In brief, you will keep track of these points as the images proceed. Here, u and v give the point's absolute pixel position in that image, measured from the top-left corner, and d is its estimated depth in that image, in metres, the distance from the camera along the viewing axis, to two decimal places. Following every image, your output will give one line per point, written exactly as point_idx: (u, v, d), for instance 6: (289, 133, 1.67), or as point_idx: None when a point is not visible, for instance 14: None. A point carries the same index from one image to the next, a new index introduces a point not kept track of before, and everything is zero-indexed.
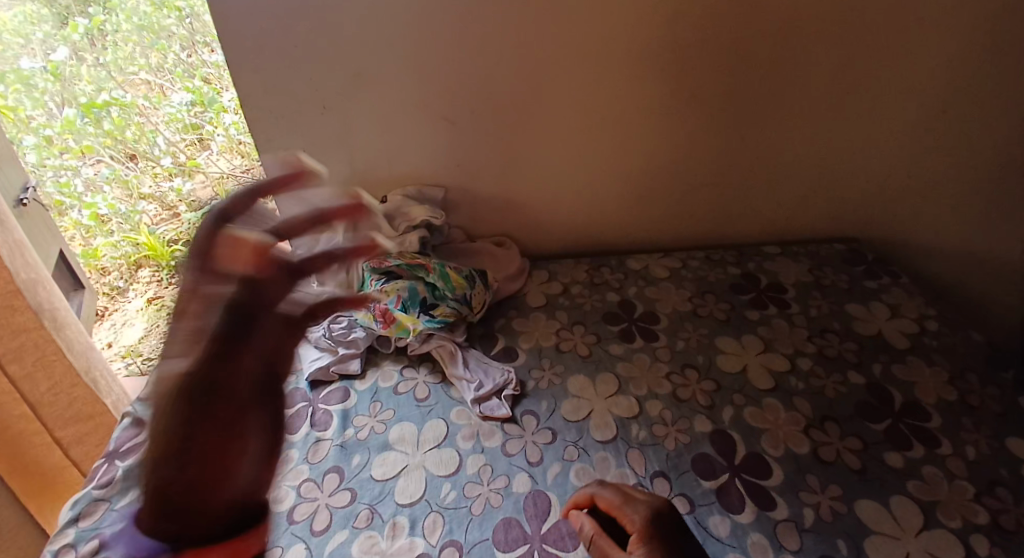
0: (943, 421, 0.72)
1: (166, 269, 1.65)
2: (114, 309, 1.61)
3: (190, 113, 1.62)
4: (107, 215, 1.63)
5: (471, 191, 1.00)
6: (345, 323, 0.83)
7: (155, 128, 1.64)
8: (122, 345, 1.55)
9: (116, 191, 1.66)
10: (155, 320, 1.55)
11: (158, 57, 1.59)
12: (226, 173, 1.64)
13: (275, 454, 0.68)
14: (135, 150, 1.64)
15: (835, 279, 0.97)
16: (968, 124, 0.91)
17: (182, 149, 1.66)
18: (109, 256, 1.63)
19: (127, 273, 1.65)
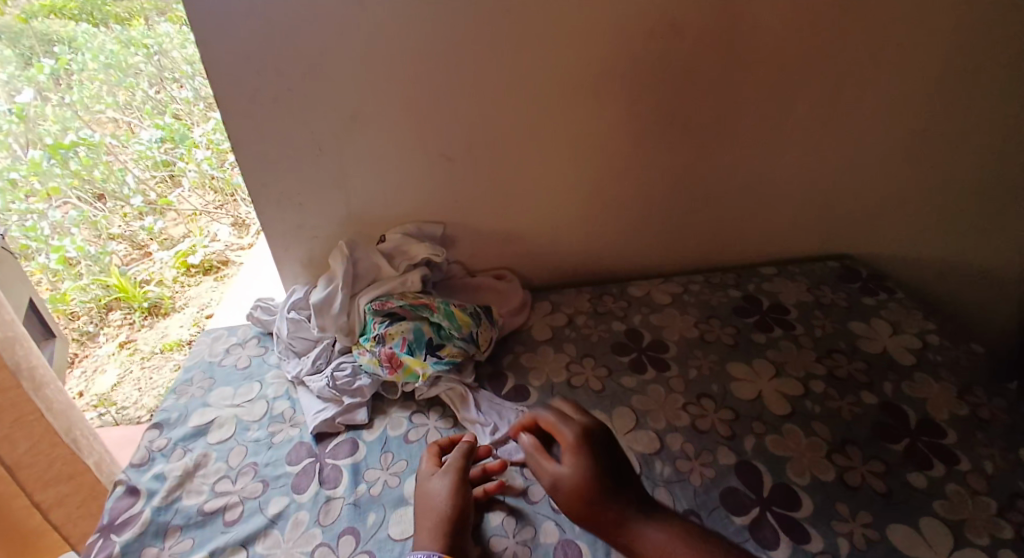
0: (958, 437, 0.72)
1: (139, 311, 1.56)
2: (84, 356, 1.49)
3: (161, 149, 1.69)
4: (77, 259, 1.54)
5: (469, 225, 0.99)
6: (349, 370, 0.80)
7: (124, 165, 1.65)
8: (95, 393, 1.41)
9: (85, 233, 1.59)
10: (129, 366, 1.46)
11: (124, 94, 1.64)
12: (200, 209, 1.74)
13: (283, 518, 0.64)
14: (103, 189, 1.62)
15: (835, 297, 0.97)
16: (950, 142, 0.94)
17: (153, 186, 1.71)
18: (78, 300, 1.52)
19: (97, 318, 1.55)
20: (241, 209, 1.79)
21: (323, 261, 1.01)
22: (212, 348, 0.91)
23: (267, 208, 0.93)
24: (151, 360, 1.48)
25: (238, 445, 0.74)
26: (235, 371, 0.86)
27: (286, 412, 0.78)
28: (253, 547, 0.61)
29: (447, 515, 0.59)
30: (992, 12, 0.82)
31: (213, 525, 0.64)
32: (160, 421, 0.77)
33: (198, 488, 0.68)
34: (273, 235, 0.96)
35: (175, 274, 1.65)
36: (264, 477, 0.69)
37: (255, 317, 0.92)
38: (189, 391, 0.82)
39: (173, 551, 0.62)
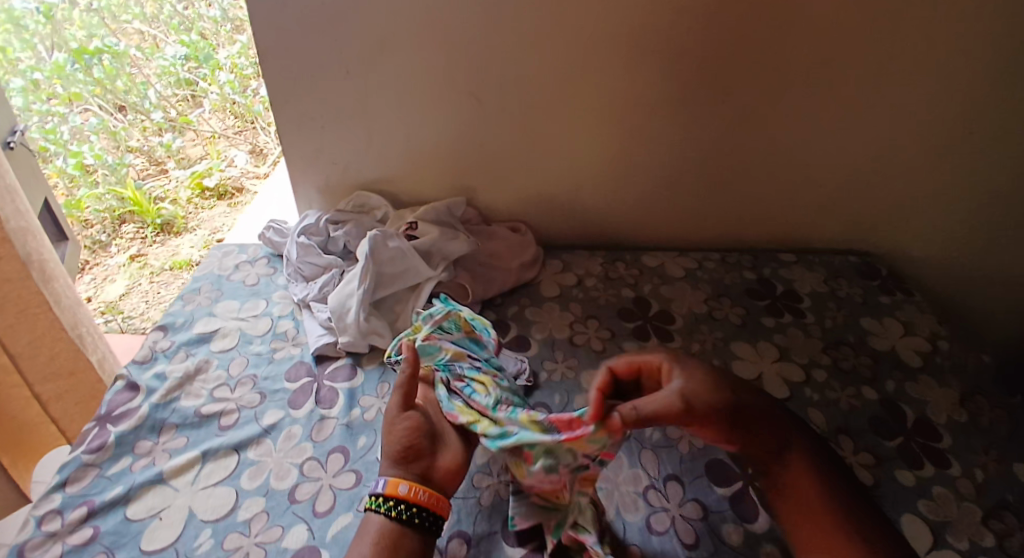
0: (954, 442, 0.72)
1: (151, 226, 1.57)
2: (96, 263, 1.52)
3: (185, 68, 1.65)
4: (93, 166, 1.55)
5: (490, 172, 0.97)
6: (341, 304, 0.75)
7: (146, 80, 1.63)
8: (102, 300, 1.46)
9: (103, 142, 1.59)
10: (137, 278, 1.50)
11: (153, 8, 1.63)
12: (219, 132, 1.70)
13: (277, 430, 0.65)
14: (124, 101, 1.61)
15: (850, 291, 0.96)
16: (996, 147, 0.90)
17: (174, 104, 1.67)
18: (92, 209, 1.53)
19: (110, 228, 1.56)
20: (260, 137, 1.71)
21: (338, 189, 1.00)
22: (222, 262, 0.91)
23: (288, 128, 0.92)
24: (160, 275, 1.50)
25: (239, 357, 0.74)
26: (242, 288, 0.86)
27: (289, 331, 0.79)
28: (245, 453, 0.63)
29: (400, 448, 0.57)
30: None
31: (209, 427, 0.65)
32: (166, 323, 0.79)
33: (197, 392, 0.69)
34: (292, 157, 0.96)
35: (190, 195, 1.61)
36: (262, 389, 0.70)
37: (266, 238, 0.92)
38: (196, 299, 0.83)
39: (168, 446, 0.63)
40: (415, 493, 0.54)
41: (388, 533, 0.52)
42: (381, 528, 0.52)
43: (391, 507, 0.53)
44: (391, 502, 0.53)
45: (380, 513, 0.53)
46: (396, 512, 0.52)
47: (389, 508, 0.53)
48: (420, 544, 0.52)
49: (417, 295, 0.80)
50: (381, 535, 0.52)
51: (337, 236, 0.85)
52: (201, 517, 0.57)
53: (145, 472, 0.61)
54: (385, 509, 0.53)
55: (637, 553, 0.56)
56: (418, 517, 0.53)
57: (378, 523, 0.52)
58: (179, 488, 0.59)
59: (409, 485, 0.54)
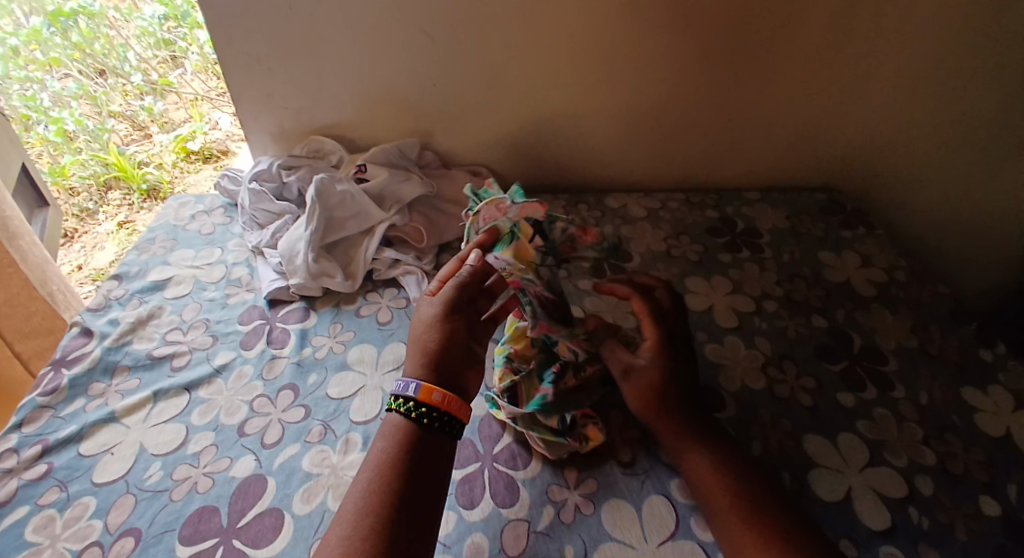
0: (900, 367, 0.72)
1: (138, 193, 1.45)
2: (83, 232, 1.42)
3: (163, 28, 1.60)
4: (75, 132, 1.48)
5: (447, 114, 0.95)
6: (289, 248, 0.77)
7: (125, 42, 1.57)
8: (93, 267, 1.35)
9: (85, 108, 1.53)
10: (125, 245, 1.38)
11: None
12: (201, 95, 1.62)
13: (228, 369, 0.67)
14: (103, 65, 1.55)
15: (811, 227, 0.95)
16: (968, 74, 0.87)
17: (154, 66, 1.60)
18: (78, 175, 1.45)
19: (97, 196, 1.46)
20: None
21: (293, 134, 0.99)
22: (178, 213, 0.91)
23: (237, 71, 0.91)
24: None
25: (193, 302, 0.75)
26: (197, 237, 0.86)
27: (243, 278, 0.79)
28: (195, 392, 0.65)
29: (437, 347, 0.56)
30: None
31: (161, 369, 0.67)
32: (120, 273, 0.79)
33: (149, 335, 0.71)
34: (243, 102, 0.95)
35: (175, 159, 1.52)
36: (214, 332, 0.71)
37: (221, 187, 0.91)
38: (150, 249, 0.83)
39: (121, 388, 0.65)
40: (441, 399, 0.53)
41: (405, 432, 0.52)
42: (399, 425, 0.52)
43: (407, 407, 0.53)
44: (414, 405, 0.53)
45: (400, 413, 0.53)
46: (416, 414, 0.52)
47: (409, 411, 0.52)
48: (433, 446, 0.52)
49: (370, 238, 0.81)
50: (399, 434, 0.52)
51: (290, 181, 0.85)
52: (150, 451, 0.59)
53: (97, 412, 0.62)
54: (403, 410, 0.53)
55: (574, 472, 0.58)
56: (436, 419, 0.53)
57: (397, 424, 0.52)
58: (131, 426, 0.61)
59: (443, 393, 0.54)
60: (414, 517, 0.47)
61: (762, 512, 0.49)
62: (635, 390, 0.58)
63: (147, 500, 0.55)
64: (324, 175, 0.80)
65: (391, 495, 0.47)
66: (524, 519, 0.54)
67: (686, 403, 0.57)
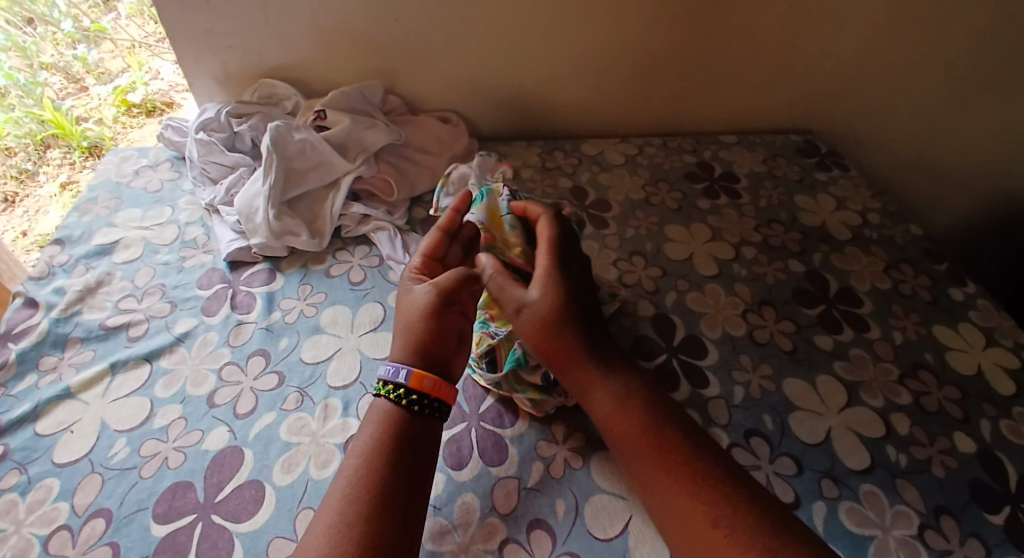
0: (874, 307, 0.74)
1: (78, 150, 1.35)
2: (25, 197, 1.30)
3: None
4: (6, 88, 1.30)
5: (410, 54, 0.88)
6: (248, 206, 0.72)
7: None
8: (39, 232, 1.26)
9: (13, 61, 1.33)
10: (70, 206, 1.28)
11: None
12: (139, 41, 1.42)
13: (190, 337, 0.63)
14: (32, 12, 1.32)
15: (787, 169, 0.94)
16: (948, 6, 0.84)
17: (85, 11, 1.39)
18: (12, 135, 1.31)
19: (35, 155, 1.34)
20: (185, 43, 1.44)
21: (241, 77, 0.91)
22: (119, 169, 0.83)
23: (169, 3, 0.81)
24: None
25: (145, 267, 0.70)
26: (144, 195, 0.79)
27: (199, 238, 0.74)
28: (157, 362, 0.60)
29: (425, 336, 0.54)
30: None
31: (117, 339, 0.62)
32: (61, 237, 0.73)
33: (100, 304, 0.66)
34: (180, 41, 0.85)
35: (116, 113, 1.40)
36: (172, 298, 0.67)
37: (165, 139, 0.83)
38: (93, 210, 0.77)
39: (74, 361, 0.61)
40: (432, 385, 0.52)
41: (394, 419, 0.50)
42: (389, 413, 0.50)
43: (398, 395, 0.50)
44: (405, 392, 0.51)
45: (389, 399, 0.51)
46: (407, 401, 0.50)
47: (399, 398, 0.50)
48: (424, 431, 0.50)
49: (336, 192, 0.76)
50: (387, 421, 0.50)
51: (241, 130, 0.78)
52: (114, 427, 0.55)
53: (50, 389, 0.58)
54: (391, 395, 0.51)
55: (561, 426, 0.58)
56: (428, 406, 0.51)
57: (385, 410, 0.50)
58: (89, 401, 0.57)
59: (434, 380, 0.52)
60: (401, 511, 0.45)
61: (674, 444, 0.49)
62: (528, 327, 0.55)
63: (115, 478, 0.52)
64: (279, 124, 0.73)
65: (380, 486, 0.45)
66: (514, 476, 0.54)
67: (586, 338, 0.55)
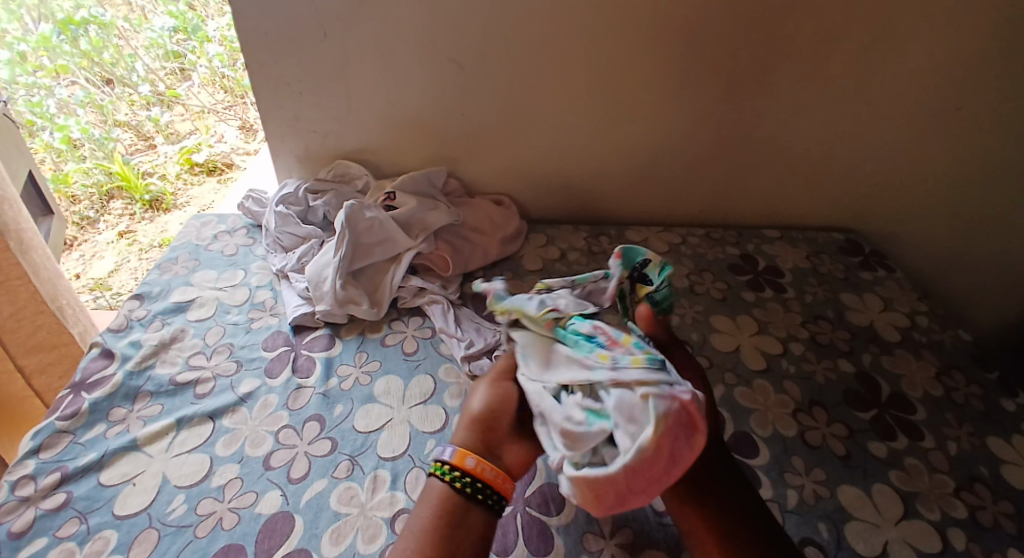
0: (928, 415, 0.72)
1: (139, 203, 1.44)
2: (84, 241, 1.39)
3: (173, 39, 1.51)
4: (80, 140, 1.42)
5: (473, 143, 0.95)
6: (317, 276, 0.76)
7: (134, 52, 1.50)
8: (90, 276, 1.34)
9: (90, 116, 1.47)
10: (127, 256, 1.37)
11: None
12: (208, 107, 1.56)
13: (252, 398, 0.66)
14: (112, 74, 1.49)
15: (831, 267, 0.95)
16: (987, 123, 0.88)
17: (162, 78, 1.54)
18: (80, 184, 1.41)
19: (98, 204, 1.43)
20: (251, 112, 1.59)
21: (319, 156, 0.99)
22: (200, 233, 0.91)
23: (266, 92, 0.91)
24: (151, 253, 1.37)
25: (216, 325, 0.75)
26: (220, 257, 0.86)
27: (267, 302, 0.79)
28: (220, 420, 0.63)
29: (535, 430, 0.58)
30: None
31: (184, 395, 0.66)
32: (142, 293, 0.79)
33: (172, 359, 0.70)
34: (270, 124, 0.95)
35: (179, 170, 1.50)
36: (238, 358, 0.71)
37: (245, 208, 0.91)
38: (173, 269, 0.83)
39: (142, 414, 0.64)
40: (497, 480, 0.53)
41: (444, 501, 0.51)
42: (442, 496, 0.52)
43: (454, 477, 0.53)
44: (458, 475, 0.53)
45: (442, 480, 0.53)
46: (462, 485, 0.52)
47: (455, 481, 0.52)
48: (485, 522, 0.51)
49: (396, 266, 0.81)
50: (442, 502, 0.52)
51: (316, 206, 0.85)
52: (174, 483, 0.57)
53: (118, 439, 0.61)
54: (447, 478, 0.53)
55: (610, 517, 0.57)
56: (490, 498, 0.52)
57: (438, 492, 0.52)
58: (153, 455, 0.60)
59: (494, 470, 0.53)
60: None
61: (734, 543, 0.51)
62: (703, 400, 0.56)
63: (170, 536, 0.53)
64: (352, 201, 0.80)
65: None
66: None
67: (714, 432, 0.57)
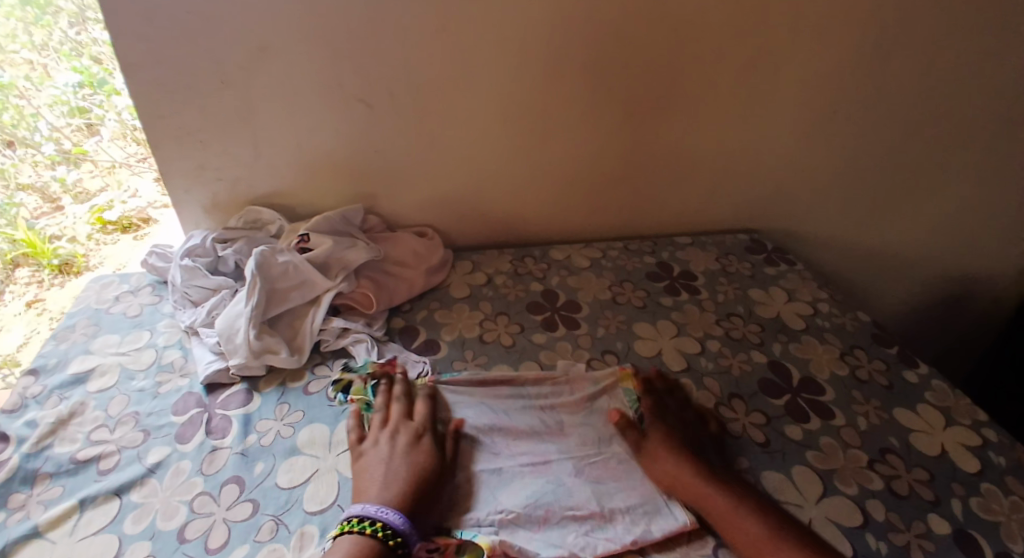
0: (836, 394, 0.77)
1: (47, 269, 1.13)
2: None
3: (78, 95, 1.16)
4: None
5: (389, 176, 0.94)
6: (230, 325, 0.74)
7: (36, 110, 1.14)
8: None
9: None
10: (38, 326, 1.06)
11: (42, 34, 1.11)
12: (119, 161, 1.24)
13: (163, 467, 0.62)
14: (12, 135, 1.13)
15: (740, 266, 1.01)
16: (861, 123, 0.95)
17: (68, 134, 1.19)
18: None
19: (1, 275, 1.11)
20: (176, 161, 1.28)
21: (230, 205, 0.95)
22: (100, 295, 0.86)
23: (163, 143, 0.87)
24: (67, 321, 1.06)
25: (120, 394, 0.71)
26: (123, 319, 0.82)
27: (176, 362, 0.75)
28: (127, 496, 0.59)
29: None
30: (908, 5, 0.82)
31: (88, 472, 0.62)
32: (36, 367, 0.74)
33: (72, 436, 0.65)
34: (171, 175, 0.90)
35: (90, 231, 1.19)
36: (146, 427, 0.67)
37: (149, 264, 0.87)
38: (70, 337, 0.79)
39: (43, 498, 0.59)
40: None
41: None
42: None
43: None
44: None
45: None
46: None
47: None
48: None
49: (316, 308, 0.79)
50: None
51: (225, 255, 0.82)
52: None
53: (19, 527, 0.56)
54: None
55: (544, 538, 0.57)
56: None
57: None
58: (57, 540, 0.55)
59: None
60: None
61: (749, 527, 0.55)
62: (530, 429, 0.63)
63: None
64: (264, 248, 0.78)
65: None
66: None
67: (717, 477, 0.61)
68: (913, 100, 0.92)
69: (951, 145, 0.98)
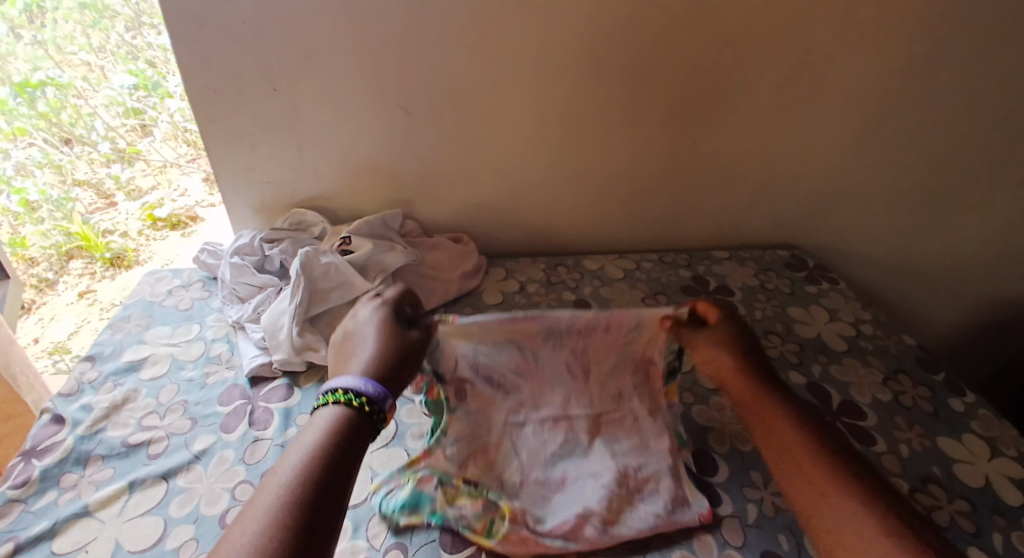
0: (878, 420, 0.74)
1: (100, 262, 1.23)
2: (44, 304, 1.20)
3: (133, 97, 1.22)
4: (38, 202, 1.20)
5: (427, 183, 0.97)
6: (274, 322, 0.77)
7: (94, 110, 1.22)
8: (50, 339, 1.16)
9: (50, 177, 1.22)
10: (87, 315, 1.18)
11: (100, 37, 1.15)
12: (170, 162, 1.31)
13: (207, 455, 0.65)
14: (70, 134, 1.22)
15: (777, 283, 0.99)
16: (907, 138, 0.93)
17: (123, 134, 1.27)
18: (38, 245, 1.19)
19: (58, 265, 1.22)
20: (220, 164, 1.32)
21: (275, 206, 1.00)
22: (154, 288, 0.91)
23: (216, 146, 0.91)
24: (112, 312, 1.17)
25: (169, 383, 0.75)
26: (174, 312, 0.86)
27: (222, 354, 0.79)
28: (174, 481, 0.62)
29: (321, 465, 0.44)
30: (956, 19, 0.80)
31: (137, 456, 0.65)
32: (92, 354, 0.78)
33: (124, 421, 0.69)
34: (222, 176, 0.95)
35: (141, 227, 1.28)
36: (193, 415, 0.70)
37: (199, 260, 0.92)
38: (125, 328, 0.83)
39: (94, 479, 0.63)
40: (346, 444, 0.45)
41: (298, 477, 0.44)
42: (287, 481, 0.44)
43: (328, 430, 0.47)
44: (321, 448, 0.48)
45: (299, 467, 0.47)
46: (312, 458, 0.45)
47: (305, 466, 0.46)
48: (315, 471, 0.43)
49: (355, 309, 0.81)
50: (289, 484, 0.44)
51: (272, 255, 0.86)
52: (127, 548, 0.56)
53: (71, 506, 0.60)
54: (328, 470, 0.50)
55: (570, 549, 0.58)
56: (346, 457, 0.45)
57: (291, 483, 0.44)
58: (106, 520, 0.59)
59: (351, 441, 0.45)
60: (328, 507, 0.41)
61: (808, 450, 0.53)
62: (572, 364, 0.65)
63: None
64: (308, 248, 0.81)
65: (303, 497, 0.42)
66: None
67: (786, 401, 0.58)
68: (964, 115, 0.89)
69: (1003, 162, 0.94)
